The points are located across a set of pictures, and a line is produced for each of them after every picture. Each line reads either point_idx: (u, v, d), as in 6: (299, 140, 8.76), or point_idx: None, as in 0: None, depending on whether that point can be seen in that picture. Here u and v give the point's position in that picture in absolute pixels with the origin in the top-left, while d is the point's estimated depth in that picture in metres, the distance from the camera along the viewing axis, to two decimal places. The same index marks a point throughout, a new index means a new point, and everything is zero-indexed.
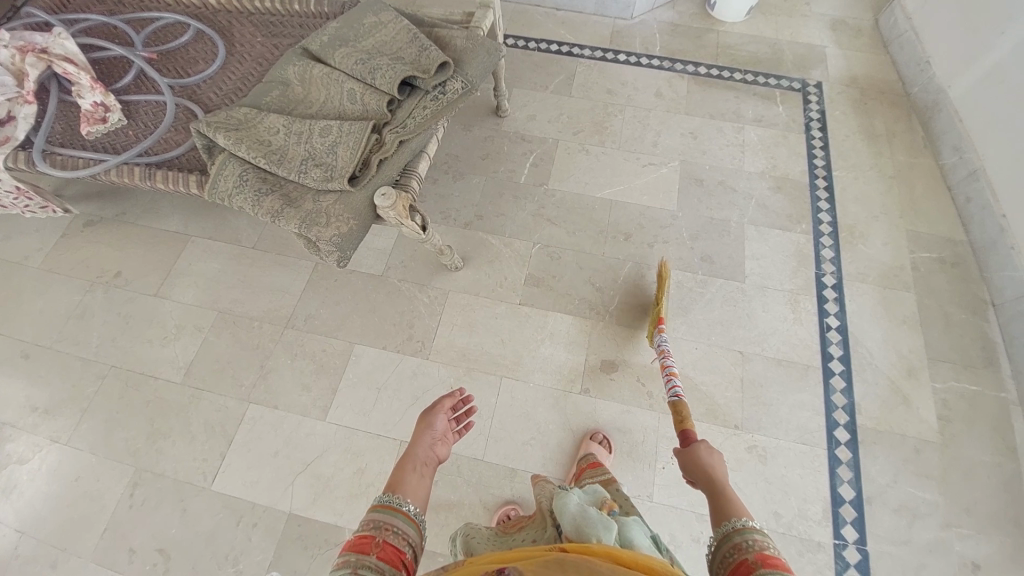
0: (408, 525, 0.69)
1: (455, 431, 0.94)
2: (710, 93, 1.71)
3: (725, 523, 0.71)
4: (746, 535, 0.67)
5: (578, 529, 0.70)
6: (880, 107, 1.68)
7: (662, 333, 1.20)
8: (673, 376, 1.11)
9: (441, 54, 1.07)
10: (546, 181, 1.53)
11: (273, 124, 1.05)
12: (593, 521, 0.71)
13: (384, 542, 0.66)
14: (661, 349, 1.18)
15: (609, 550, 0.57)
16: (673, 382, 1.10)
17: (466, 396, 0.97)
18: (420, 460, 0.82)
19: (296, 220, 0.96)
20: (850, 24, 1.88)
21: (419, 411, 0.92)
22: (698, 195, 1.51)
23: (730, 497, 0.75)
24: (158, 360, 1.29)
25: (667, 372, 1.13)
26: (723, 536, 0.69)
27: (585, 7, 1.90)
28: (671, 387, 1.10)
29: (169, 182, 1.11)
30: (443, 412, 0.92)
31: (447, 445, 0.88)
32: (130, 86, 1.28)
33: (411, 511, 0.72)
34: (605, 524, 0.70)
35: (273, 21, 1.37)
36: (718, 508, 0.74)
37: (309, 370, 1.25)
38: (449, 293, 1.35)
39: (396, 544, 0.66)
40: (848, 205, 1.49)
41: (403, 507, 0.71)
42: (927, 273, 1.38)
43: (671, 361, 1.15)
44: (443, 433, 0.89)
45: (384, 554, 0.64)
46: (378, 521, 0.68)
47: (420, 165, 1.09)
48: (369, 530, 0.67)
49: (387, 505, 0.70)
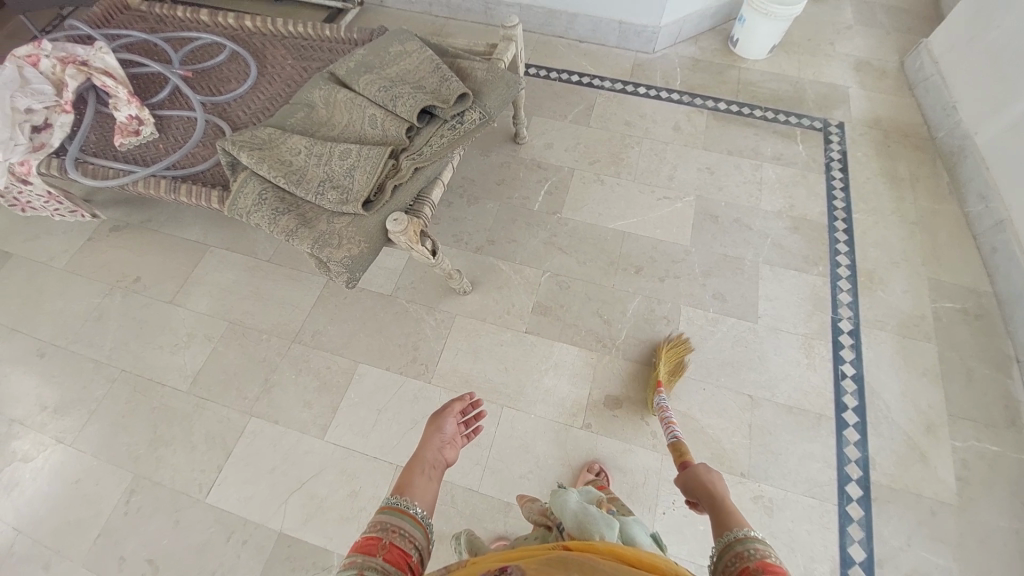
0: (414, 528, 0.70)
1: (465, 436, 0.94)
2: (729, 129, 1.71)
3: (727, 532, 0.69)
4: (748, 543, 0.65)
5: (580, 525, 0.77)
6: (903, 151, 1.66)
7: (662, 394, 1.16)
8: (670, 419, 1.09)
9: (461, 85, 1.09)
10: (560, 209, 1.54)
11: (295, 145, 1.07)
12: (594, 519, 0.77)
13: (391, 544, 0.66)
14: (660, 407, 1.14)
15: (609, 546, 0.59)
16: (671, 427, 1.07)
17: (477, 400, 0.98)
18: (428, 463, 0.82)
19: (309, 240, 0.98)
20: (874, 66, 1.87)
21: (428, 416, 0.93)
22: (712, 231, 1.49)
23: (730, 510, 0.73)
24: (166, 367, 1.31)
25: (665, 419, 1.10)
26: (726, 545, 0.66)
27: (608, 40, 1.93)
28: (667, 428, 1.08)
29: (193, 196, 1.14)
30: (452, 416, 0.93)
31: (456, 449, 0.88)
32: (165, 101, 1.33)
33: (418, 514, 0.72)
34: (607, 521, 0.76)
35: (305, 44, 1.42)
36: (721, 520, 0.72)
37: (312, 387, 1.26)
38: (456, 317, 1.35)
39: (402, 547, 0.66)
40: (867, 249, 1.46)
41: (411, 510, 0.72)
42: (949, 324, 1.34)
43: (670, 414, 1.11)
44: (451, 437, 0.89)
45: (390, 555, 0.64)
46: (386, 523, 0.69)
47: (434, 192, 1.10)
48: (376, 531, 0.68)
49: (393, 507, 0.71)
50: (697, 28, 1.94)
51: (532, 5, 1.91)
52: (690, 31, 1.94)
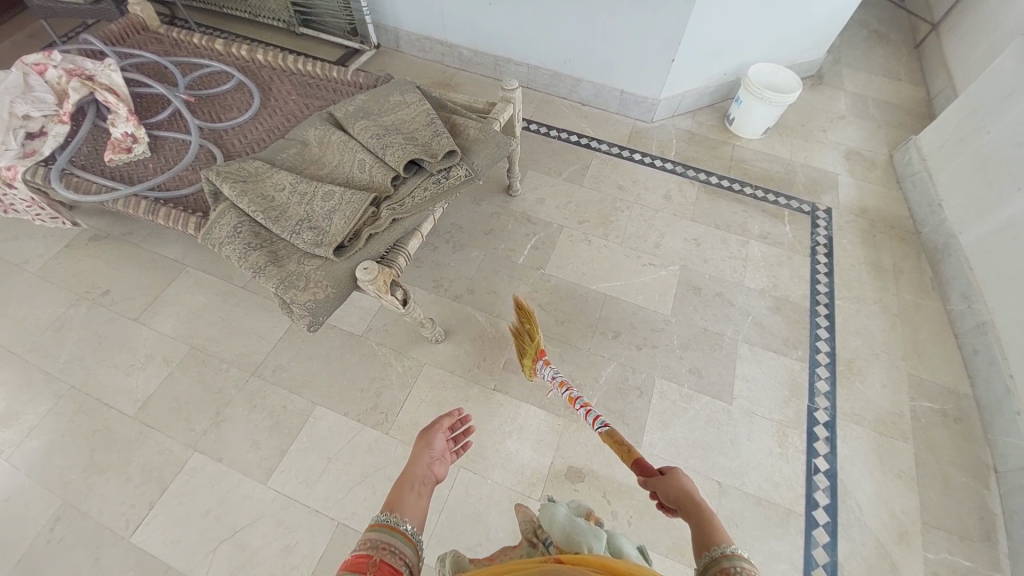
0: (405, 545, 0.63)
1: (454, 452, 0.87)
2: (719, 203, 1.74)
3: (711, 548, 0.60)
4: (735, 561, 0.57)
5: (568, 537, 0.73)
6: (887, 242, 1.68)
7: (546, 364, 1.14)
8: (589, 407, 1.03)
9: (451, 142, 1.10)
10: (544, 264, 1.53)
11: (280, 181, 1.07)
12: (582, 532, 0.74)
13: (380, 561, 0.60)
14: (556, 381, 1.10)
15: (602, 560, 0.56)
16: (591, 412, 1.01)
17: (467, 416, 0.91)
18: (419, 480, 0.76)
19: (275, 280, 0.96)
20: (864, 156, 1.93)
21: (420, 428, 0.86)
22: (694, 303, 1.48)
23: (709, 517, 0.64)
24: (117, 387, 1.26)
25: (580, 404, 1.04)
26: (710, 561, 0.58)
27: (609, 105, 2.00)
28: (594, 419, 1.00)
29: (170, 220, 1.13)
30: (442, 431, 0.86)
31: (446, 465, 0.81)
32: (163, 122, 1.36)
33: (409, 531, 0.65)
34: (594, 532, 0.73)
35: (311, 83, 1.47)
36: (702, 531, 0.63)
37: (263, 425, 1.20)
38: (425, 365, 1.31)
39: (391, 564, 0.60)
40: (848, 338, 1.44)
41: (403, 527, 0.65)
42: (927, 424, 1.30)
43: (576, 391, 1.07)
44: (441, 453, 0.83)
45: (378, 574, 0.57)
46: (376, 539, 0.62)
47: (412, 243, 1.09)
48: (366, 548, 0.61)
49: (385, 524, 0.64)
50: (695, 104, 2.02)
51: (540, 66, 1.99)
52: (688, 106, 2.01)
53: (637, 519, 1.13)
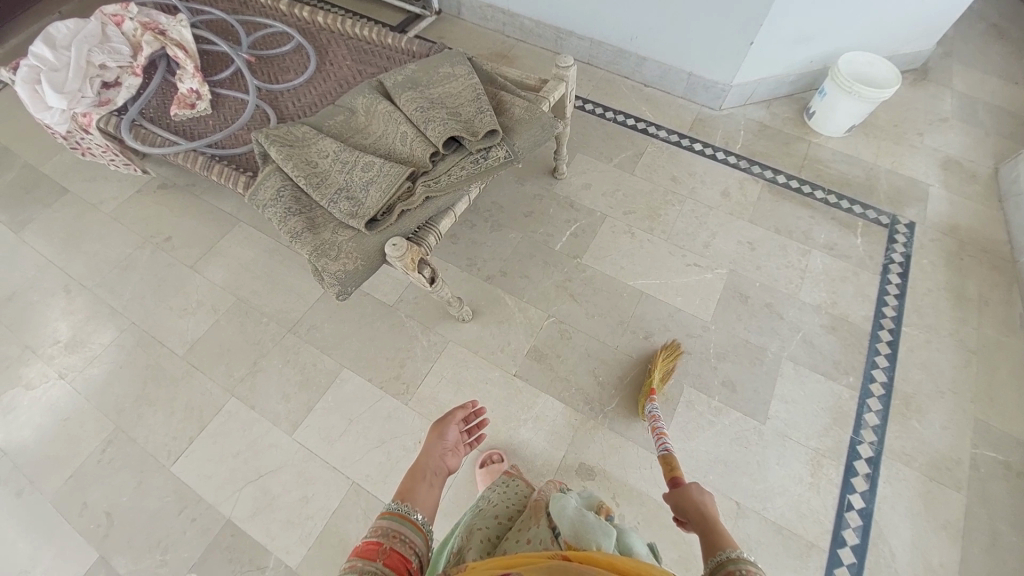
0: (415, 534, 0.73)
1: (465, 444, 1.02)
2: (783, 206, 1.60)
3: (718, 553, 0.67)
4: (739, 564, 0.63)
5: (577, 532, 0.72)
6: (976, 268, 1.48)
7: (654, 401, 1.17)
8: (663, 434, 1.07)
9: (494, 121, 1.07)
10: (581, 254, 1.48)
11: (325, 148, 1.09)
12: (592, 527, 0.73)
13: (391, 549, 0.68)
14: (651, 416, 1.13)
15: (610, 559, 0.60)
16: (664, 440, 1.05)
17: (477, 410, 1.06)
18: (431, 471, 0.88)
19: (309, 247, 0.98)
20: (964, 166, 1.70)
21: (434, 423, 1.00)
22: (738, 311, 1.39)
23: (718, 528, 0.72)
24: (170, 329, 1.36)
25: (657, 430, 1.09)
26: (716, 564, 0.65)
27: (674, 90, 1.87)
28: (659, 442, 1.05)
29: (223, 177, 1.18)
30: (454, 424, 1.00)
31: (457, 456, 0.95)
32: (225, 80, 1.40)
33: (418, 520, 0.76)
34: (604, 530, 0.72)
35: (366, 48, 1.46)
36: (710, 542, 0.69)
37: (294, 381, 1.27)
38: (449, 343, 1.32)
39: (402, 552, 0.68)
40: (910, 370, 1.30)
41: (414, 518, 0.76)
42: (988, 476, 1.16)
43: (661, 422, 1.10)
44: (453, 444, 0.97)
45: (390, 560, 0.66)
46: (388, 528, 0.71)
47: (443, 222, 1.09)
48: (378, 535, 0.70)
49: (396, 513, 0.74)
50: (772, 93, 1.84)
51: (603, 42, 1.87)
52: (765, 94, 1.83)
53: (643, 525, 1.11)
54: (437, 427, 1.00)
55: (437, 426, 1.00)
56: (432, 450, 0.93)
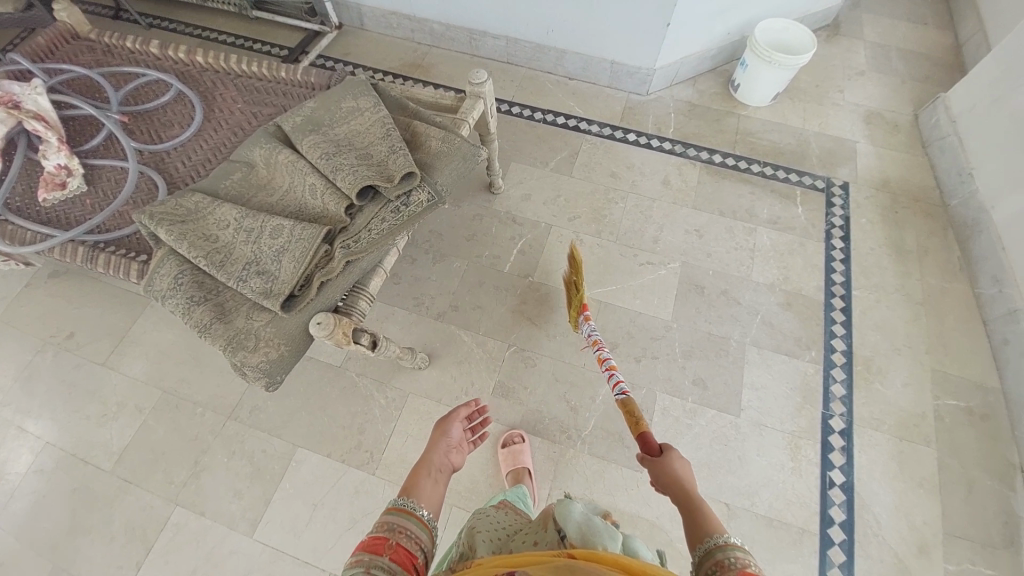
0: (420, 530, 0.68)
1: (469, 442, 0.93)
2: (724, 185, 1.58)
3: (706, 539, 0.64)
4: (728, 552, 0.61)
5: (585, 538, 0.70)
6: (911, 218, 1.52)
7: (588, 320, 1.17)
8: (613, 370, 1.05)
9: (410, 161, 0.95)
10: (533, 271, 1.42)
11: (224, 218, 0.97)
12: (599, 531, 0.72)
13: (397, 545, 0.65)
14: (591, 339, 1.14)
15: (618, 559, 0.57)
16: (616, 378, 1.02)
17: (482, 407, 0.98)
18: (436, 466, 0.81)
19: (222, 340, 0.87)
20: (886, 118, 1.74)
21: (438, 419, 0.91)
22: (697, 305, 1.37)
23: (705, 511, 0.69)
24: (95, 440, 1.22)
25: (606, 366, 1.07)
26: (705, 553, 0.62)
27: (599, 79, 1.80)
28: (614, 383, 1.02)
29: (111, 268, 1.03)
30: (458, 422, 0.91)
31: (462, 454, 0.87)
32: (98, 147, 1.21)
33: (421, 513, 0.70)
34: (612, 534, 0.71)
35: (258, 86, 1.30)
36: (695, 529, 0.67)
37: (244, 473, 1.16)
38: (409, 396, 1.24)
39: (408, 547, 0.65)
40: (867, 333, 1.33)
41: (417, 511, 0.70)
42: (952, 425, 1.21)
43: (606, 353, 1.09)
44: (458, 442, 0.88)
45: (397, 555, 0.63)
46: (392, 523, 0.67)
47: (374, 282, 0.98)
48: (383, 532, 0.66)
49: (400, 508, 0.69)
50: (695, 70, 1.81)
51: (520, 39, 1.78)
52: (689, 72, 1.80)
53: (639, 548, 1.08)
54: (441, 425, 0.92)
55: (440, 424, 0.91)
56: (436, 448, 0.84)
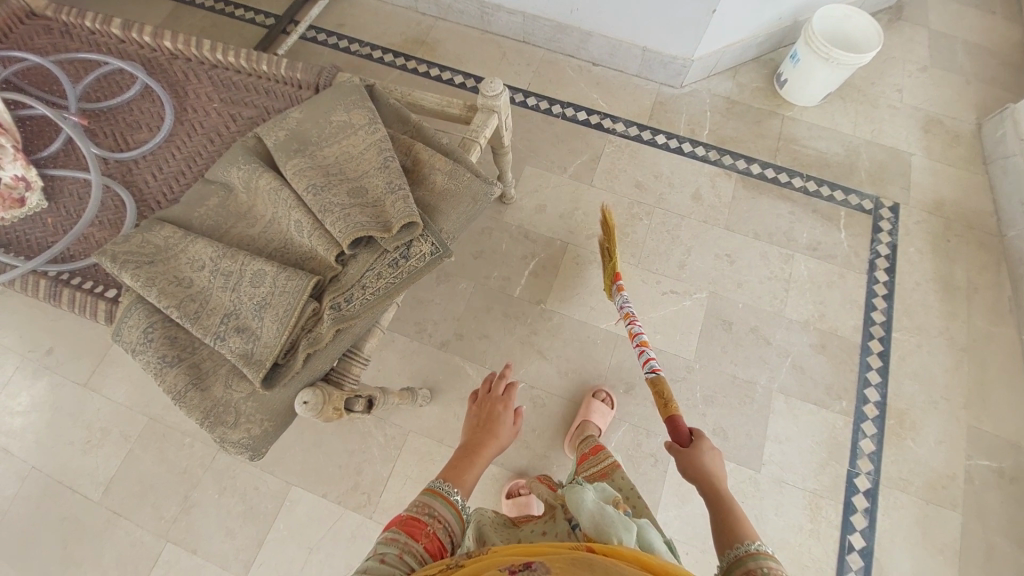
0: (455, 523, 0.69)
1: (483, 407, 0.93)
2: (760, 202, 1.42)
3: (736, 545, 0.63)
4: (761, 561, 0.60)
5: (598, 528, 0.66)
6: (964, 248, 1.37)
7: (621, 291, 1.11)
8: (645, 348, 1.02)
9: (411, 206, 0.80)
10: (544, 298, 1.30)
11: (199, 257, 0.87)
12: (613, 522, 0.67)
13: (431, 534, 0.65)
14: (624, 311, 1.09)
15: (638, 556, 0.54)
16: (648, 356, 1.00)
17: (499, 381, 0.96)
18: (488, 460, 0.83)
19: (197, 412, 0.77)
20: (948, 125, 1.53)
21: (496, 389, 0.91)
22: (723, 343, 1.26)
23: (734, 513, 0.68)
24: (83, 469, 1.17)
25: (638, 342, 1.04)
26: (736, 561, 0.61)
27: (627, 67, 1.59)
28: (645, 361, 1.00)
29: (77, 306, 0.93)
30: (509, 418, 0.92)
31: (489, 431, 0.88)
32: (58, 153, 1.08)
33: (459, 503, 0.72)
34: (627, 525, 0.66)
35: (236, 80, 1.14)
36: (726, 530, 0.66)
37: (236, 513, 1.12)
38: (408, 435, 1.16)
39: (441, 539, 0.65)
40: (903, 382, 1.23)
41: (456, 501, 0.71)
42: (982, 487, 1.14)
43: (639, 328, 1.06)
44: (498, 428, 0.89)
45: (430, 545, 0.63)
46: (431, 510, 0.68)
47: (367, 345, 0.86)
48: (421, 515, 0.67)
49: (443, 496, 0.71)
50: (737, 58, 1.58)
51: (538, 16, 1.54)
52: (730, 62, 1.58)
53: None
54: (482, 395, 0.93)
55: (486, 394, 0.92)
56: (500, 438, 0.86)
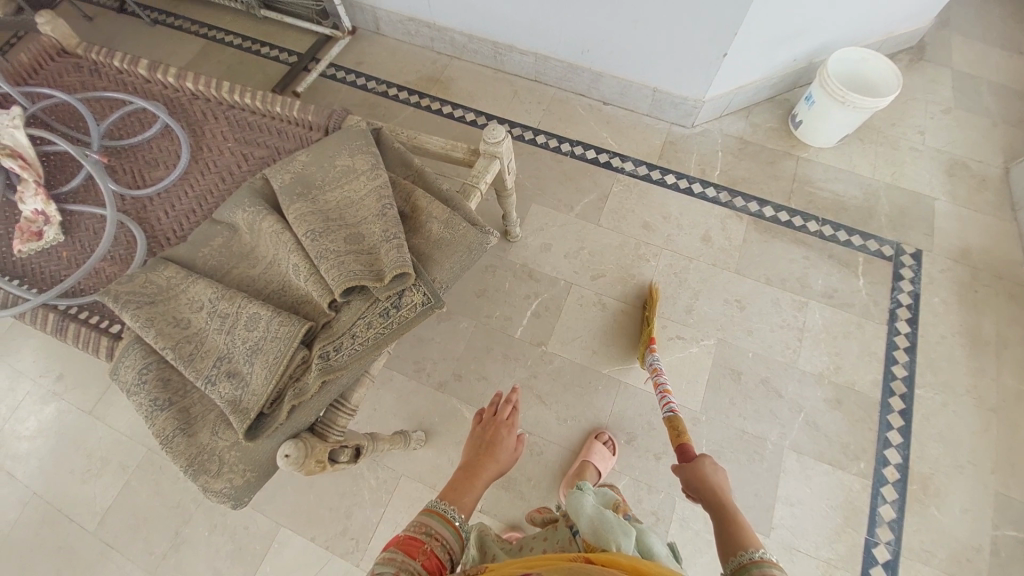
0: (454, 539, 0.67)
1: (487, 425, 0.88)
2: (773, 246, 1.38)
3: (740, 552, 0.60)
4: (766, 569, 0.56)
5: (597, 531, 0.69)
6: (993, 299, 1.29)
7: (653, 352, 1.17)
8: (666, 392, 1.08)
9: (405, 257, 0.80)
10: (546, 339, 1.27)
11: (199, 297, 0.88)
12: (611, 526, 0.70)
13: (430, 551, 0.63)
14: (651, 366, 1.15)
15: (634, 562, 0.55)
16: (668, 399, 1.06)
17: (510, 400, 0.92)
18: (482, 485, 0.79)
19: (181, 458, 0.77)
20: (974, 169, 1.47)
21: (501, 413, 0.87)
22: (732, 395, 1.21)
23: (740, 523, 0.65)
24: (81, 497, 1.18)
25: (660, 388, 1.10)
26: (739, 568, 0.58)
27: (638, 106, 1.58)
28: (665, 403, 1.07)
29: (82, 340, 0.95)
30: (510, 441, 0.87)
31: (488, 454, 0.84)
32: (78, 188, 1.12)
33: (457, 522, 0.69)
34: (625, 529, 0.70)
35: (251, 121, 1.17)
36: (728, 541, 0.63)
37: (224, 552, 1.11)
38: (401, 478, 1.14)
39: (440, 556, 0.63)
40: (927, 444, 1.15)
41: (453, 518, 0.69)
42: (1016, 566, 1.04)
43: (663, 379, 1.11)
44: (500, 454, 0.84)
45: (428, 562, 0.61)
46: (429, 527, 0.67)
47: (355, 395, 0.84)
48: (419, 534, 0.65)
49: (440, 514, 0.68)
50: (751, 99, 1.56)
51: (549, 56, 1.56)
52: (743, 102, 1.56)
53: None
54: (486, 416, 0.89)
55: (490, 415, 0.89)
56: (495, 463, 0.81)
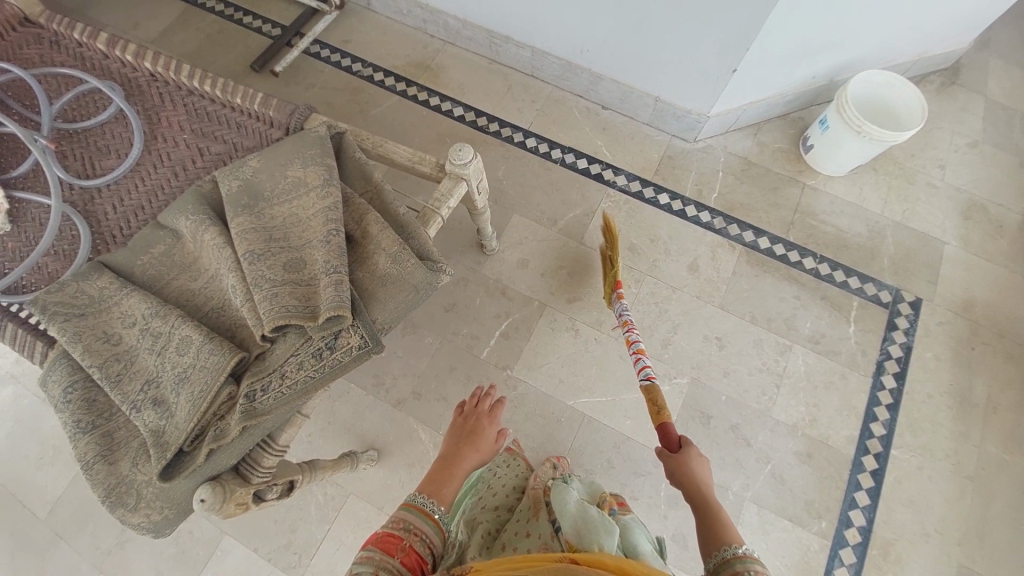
0: (434, 532, 0.66)
1: (468, 416, 0.85)
2: (764, 282, 1.29)
3: (722, 549, 0.62)
4: (748, 564, 0.58)
5: (578, 532, 0.65)
6: (990, 360, 1.22)
7: (620, 300, 1.14)
8: (642, 355, 1.03)
9: (342, 298, 0.74)
10: (512, 363, 1.22)
11: (131, 311, 0.82)
12: (593, 525, 0.66)
13: (410, 547, 0.62)
14: (621, 319, 1.12)
15: (621, 563, 0.50)
16: (643, 363, 1.01)
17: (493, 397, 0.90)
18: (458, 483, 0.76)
19: (99, 488, 0.74)
20: (992, 213, 1.36)
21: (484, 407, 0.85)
22: (698, 440, 1.16)
23: (722, 520, 0.67)
24: (35, 483, 1.18)
25: (634, 349, 1.05)
26: (720, 562, 0.59)
27: (638, 114, 1.47)
28: (640, 369, 1.01)
29: (17, 342, 0.91)
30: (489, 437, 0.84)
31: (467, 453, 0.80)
32: (27, 174, 1.05)
33: (437, 515, 0.68)
34: (607, 527, 0.66)
35: (210, 111, 1.09)
36: (712, 535, 0.65)
37: (168, 554, 1.11)
38: (350, 496, 1.12)
39: (420, 552, 0.62)
40: (895, 509, 1.10)
41: (433, 512, 0.68)
42: None
43: (636, 337, 1.06)
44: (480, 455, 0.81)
45: (408, 559, 0.60)
46: (408, 522, 0.65)
47: (284, 435, 0.81)
48: (398, 529, 0.64)
49: (418, 508, 0.67)
50: (760, 115, 1.44)
51: (547, 52, 1.44)
52: (751, 119, 1.44)
53: None
54: (466, 407, 0.87)
55: (472, 407, 0.86)
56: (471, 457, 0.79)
